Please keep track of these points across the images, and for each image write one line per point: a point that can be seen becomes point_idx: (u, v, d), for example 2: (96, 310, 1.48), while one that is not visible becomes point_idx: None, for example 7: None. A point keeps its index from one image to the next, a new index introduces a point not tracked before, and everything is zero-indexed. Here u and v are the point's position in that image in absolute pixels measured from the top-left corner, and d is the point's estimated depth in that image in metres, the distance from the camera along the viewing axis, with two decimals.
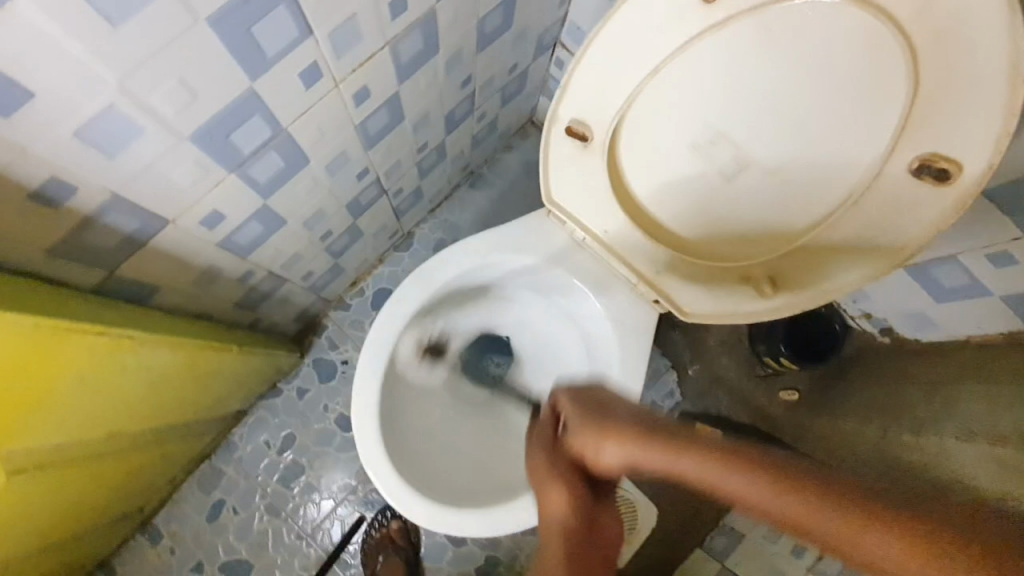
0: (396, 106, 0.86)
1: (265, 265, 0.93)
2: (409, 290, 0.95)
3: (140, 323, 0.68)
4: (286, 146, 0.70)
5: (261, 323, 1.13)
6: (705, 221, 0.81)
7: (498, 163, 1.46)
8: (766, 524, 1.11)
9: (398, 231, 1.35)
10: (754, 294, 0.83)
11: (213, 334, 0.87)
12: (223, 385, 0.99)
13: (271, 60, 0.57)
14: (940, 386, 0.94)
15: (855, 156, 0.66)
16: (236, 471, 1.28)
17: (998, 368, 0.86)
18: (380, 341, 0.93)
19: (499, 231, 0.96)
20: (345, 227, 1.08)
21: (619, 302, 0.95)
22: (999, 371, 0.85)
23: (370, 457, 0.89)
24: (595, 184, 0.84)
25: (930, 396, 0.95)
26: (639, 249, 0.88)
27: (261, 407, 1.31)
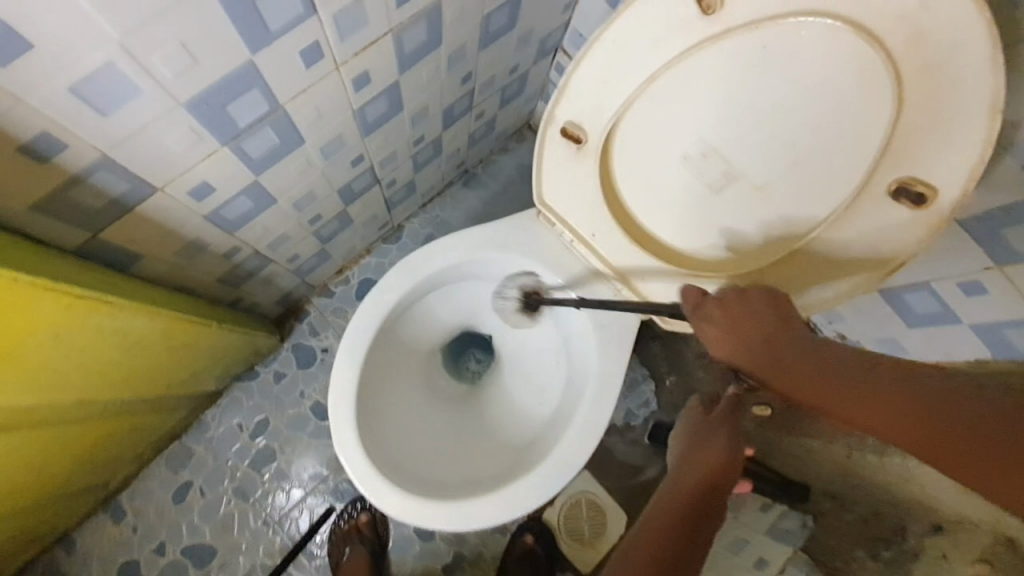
0: (395, 96, 0.87)
1: (252, 243, 0.92)
2: (394, 279, 0.95)
3: (120, 289, 0.67)
4: (283, 123, 0.71)
5: (243, 303, 1.12)
6: (691, 232, 0.83)
7: (494, 163, 1.47)
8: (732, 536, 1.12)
9: (388, 223, 1.35)
10: None
11: (194, 308, 0.87)
12: (199, 360, 0.98)
13: (274, 35, 0.57)
14: None
15: (838, 177, 0.68)
16: (206, 451, 1.27)
17: None
18: (361, 326, 0.93)
19: (489, 227, 0.97)
20: (335, 213, 1.08)
21: (602, 306, 0.96)
22: None
23: (344, 441, 0.89)
24: (586, 188, 0.86)
25: None
26: (626, 254, 0.89)
27: (237, 389, 1.30)
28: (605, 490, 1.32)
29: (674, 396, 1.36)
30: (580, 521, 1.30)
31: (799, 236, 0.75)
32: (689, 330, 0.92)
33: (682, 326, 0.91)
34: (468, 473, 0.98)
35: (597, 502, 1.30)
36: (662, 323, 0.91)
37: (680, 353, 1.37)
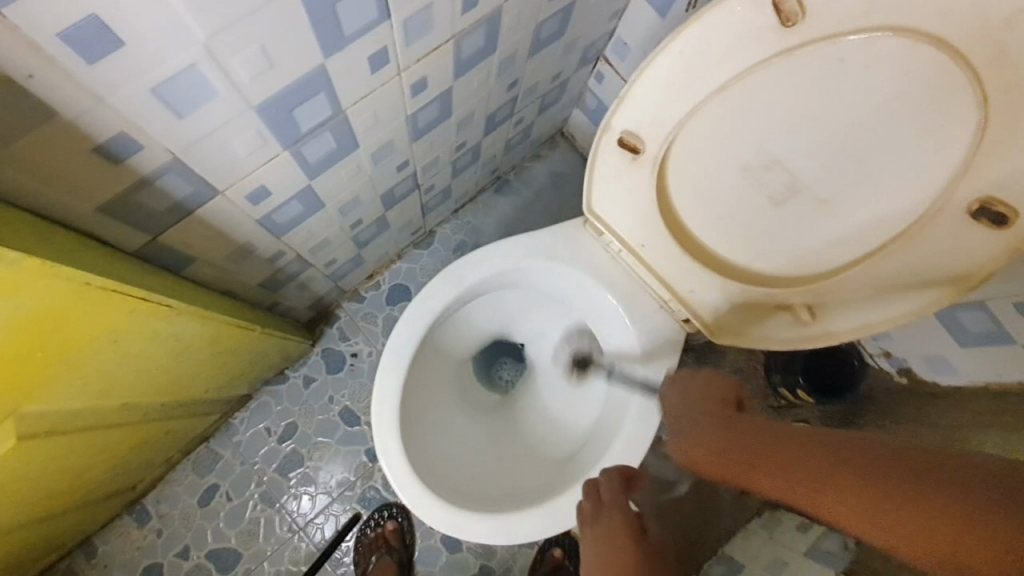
0: (447, 102, 0.85)
1: (296, 247, 0.91)
2: (439, 287, 0.94)
3: (180, 294, 0.67)
4: (342, 128, 0.70)
5: (279, 306, 1.11)
6: (747, 245, 0.81)
7: (526, 170, 1.46)
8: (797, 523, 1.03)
9: (420, 228, 1.34)
10: (790, 321, 0.83)
11: (238, 312, 0.85)
12: (237, 364, 0.97)
13: (347, 39, 0.56)
14: (956, 431, 0.93)
15: (910, 193, 0.65)
16: (232, 456, 1.25)
17: (1017, 415, 0.85)
18: (402, 335, 0.92)
19: (533, 236, 0.96)
20: (374, 218, 1.07)
21: (648, 319, 0.95)
22: (1018, 419, 0.84)
23: (387, 451, 0.87)
24: (639, 198, 0.84)
25: (945, 440, 0.94)
26: (676, 267, 0.88)
27: (265, 393, 1.28)
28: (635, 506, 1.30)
29: None
30: None
31: (866, 252, 0.72)
32: (739, 343, 0.90)
33: (732, 341, 0.89)
34: (506, 486, 0.97)
35: None
36: (710, 336, 0.91)
37: (714, 368, 1.35)
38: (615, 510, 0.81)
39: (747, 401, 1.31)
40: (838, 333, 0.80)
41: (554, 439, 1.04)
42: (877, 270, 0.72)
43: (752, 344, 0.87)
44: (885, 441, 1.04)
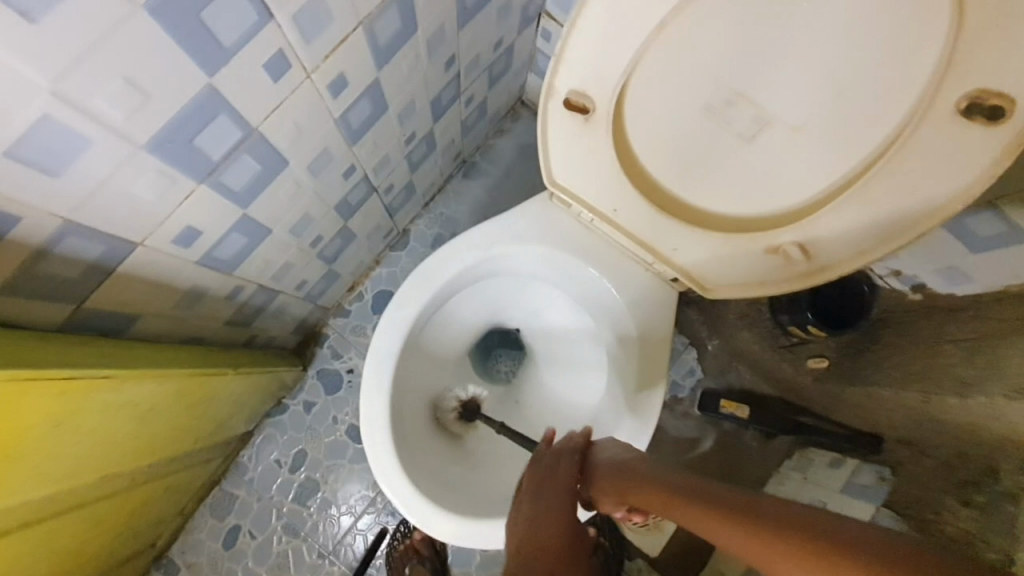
0: (378, 96, 0.79)
1: (254, 278, 0.86)
2: (410, 293, 0.89)
3: (123, 359, 0.63)
4: (260, 149, 0.64)
5: (258, 339, 1.07)
6: (725, 191, 0.74)
7: (491, 148, 1.39)
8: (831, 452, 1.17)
9: (393, 229, 1.29)
10: (785, 262, 0.76)
11: (201, 360, 0.81)
12: (222, 408, 0.94)
13: (230, 51, 0.50)
14: (980, 346, 0.85)
15: (892, 103, 0.58)
16: (248, 493, 1.23)
17: None
18: (380, 350, 0.87)
19: (500, 220, 0.90)
20: (336, 231, 1.01)
21: (636, 287, 0.89)
22: None
23: (385, 473, 0.84)
24: (600, 161, 0.77)
25: (971, 357, 0.86)
26: (655, 228, 0.81)
27: (267, 425, 1.25)
28: None
29: (718, 360, 1.36)
30: None
31: (852, 174, 0.66)
32: (737, 293, 0.83)
33: (727, 293, 0.83)
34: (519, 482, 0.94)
35: None
36: (703, 294, 0.85)
37: (720, 317, 1.32)
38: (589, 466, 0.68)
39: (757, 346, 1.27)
40: (839, 265, 0.73)
41: (563, 422, 1.00)
42: (865, 194, 0.65)
43: (748, 293, 0.81)
44: (909, 365, 0.98)
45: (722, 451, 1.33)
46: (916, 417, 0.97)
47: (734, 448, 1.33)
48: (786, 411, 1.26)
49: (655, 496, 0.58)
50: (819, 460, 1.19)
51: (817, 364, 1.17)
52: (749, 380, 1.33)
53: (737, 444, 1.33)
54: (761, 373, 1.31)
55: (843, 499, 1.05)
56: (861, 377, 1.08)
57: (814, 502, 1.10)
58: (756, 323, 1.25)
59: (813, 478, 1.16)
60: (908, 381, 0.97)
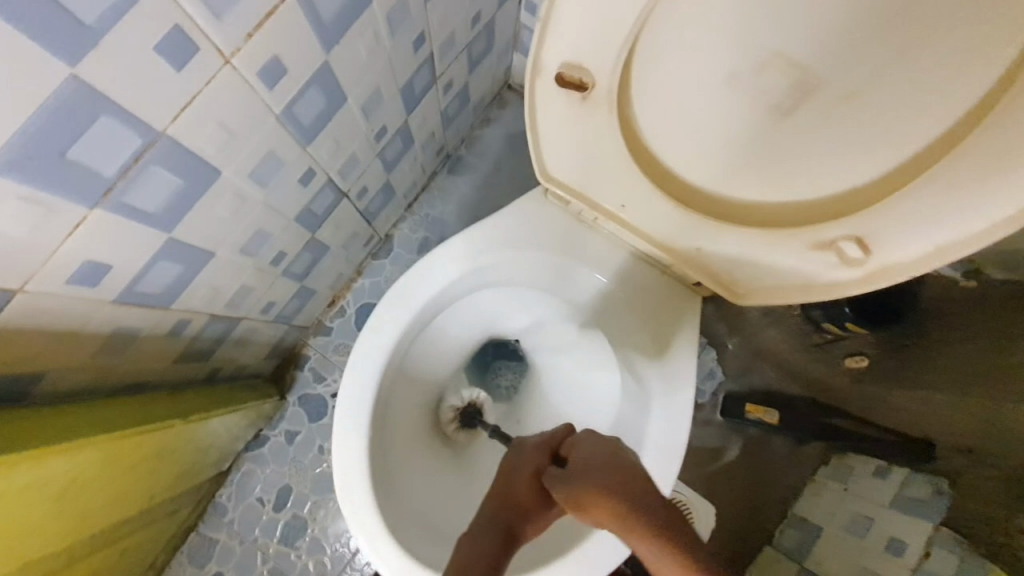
0: (333, 86, 0.65)
1: (203, 308, 0.73)
2: (386, 315, 0.74)
3: (16, 438, 0.51)
4: (175, 158, 0.51)
5: (223, 371, 0.94)
6: (759, 177, 0.59)
7: (478, 139, 1.25)
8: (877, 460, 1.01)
9: (373, 236, 1.15)
10: (836, 262, 0.60)
11: (136, 414, 0.68)
12: (182, 458, 0.81)
13: (98, 32, 0.38)
14: None
15: (997, 52, 0.42)
16: (229, 535, 1.12)
17: None
18: (354, 385, 0.73)
19: (489, 224, 0.76)
20: (302, 245, 0.88)
21: (651, 294, 0.76)
22: None
23: (366, 533, 0.69)
24: (604, 150, 0.63)
25: None
26: (675, 226, 0.67)
27: (247, 460, 1.14)
28: (685, 485, 1.12)
29: (740, 359, 1.16)
30: None
31: (930, 149, 0.50)
32: (775, 299, 0.68)
33: (762, 299, 0.69)
34: None
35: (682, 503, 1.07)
36: (732, 300, 0.71)
37: (740, 313, 1.15)
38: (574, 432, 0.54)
39: (786, 345, 1.12)
40: (905, 265, 0.57)
41: None
42: (949, 172, 0.49)
43: (787, 298, 0.67)
44: (975, 363, 0.87)
45: (747, 462, 1.15)
46: (984, 423, 0.84)
47: (761, 458, 1.15)
48: (817, 412, 1.09)
49: (616, 480, 0.45)
50: (861, 469, 1.04)
51: (856, 362, 1.05)
52: (776, 381, 1.15)
53: (764, 454, 1.15)
54: (789, 372, 1.14)
55: (893, 517, 0.91)
56: (911, 377, 0.97)
57: (861, 519, 0.96)
58: (784, 321, 1.12)
59: (857, 491, 1.01)
60: (975, 382, 0.85)
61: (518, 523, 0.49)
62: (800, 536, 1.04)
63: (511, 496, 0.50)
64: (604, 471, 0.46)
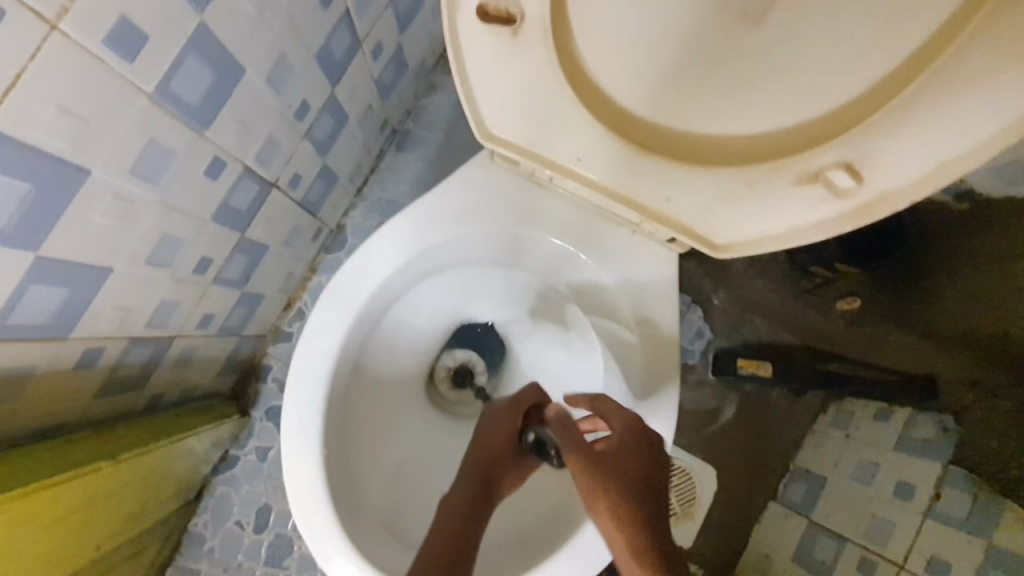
0: (220, 53, 0.55)
1: (118, 334, 0.65)
2: (322, 316, 0.65)
3: None
4: (16, 161, 0.43)
5: (168, 395, 0.85)
6: (728, 108, 0.50)
7: (424, 111, 1.14)
8: (876, 402, 0.97)
9: (321, 228, 1.05)
10: (825, 195, 0.52)
11: (47, 463, 0.61)
12: (125, 500, 0.73)
13: None
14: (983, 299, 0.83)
15: None
16: (210, 566, 1.01)
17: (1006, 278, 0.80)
18: (298, 400, 0.64)
19: (435, 198, 0.67)
20: (231, 247, 0.77)
21: (623, 255, 0.67)
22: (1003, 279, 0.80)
23: (334, 563, 0.61)
24: (547, 95, 0.54)
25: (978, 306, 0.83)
26: (642, 176, 0.58)
27: (217, 484, 1.03)
28: (682, 450, 1.06)
29: (728, 315, 1.07)
30: (667, 496, 0.99)
31: (928, 44, 0.41)
32: (762, 246, 0.59)
33: (745, 247, 0.60)
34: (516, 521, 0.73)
35: (684, 470, 1.01)
36: (714, 252, 0.62)
37: (723, 265, 1.07)
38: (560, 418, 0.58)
39: (774, 293, 1.05)
40: (906, 189, 0.49)
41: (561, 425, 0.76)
42: (955, 68, 0.41)
43: (775, 243, 0.58)
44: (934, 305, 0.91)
45: (748, 418, 1.06)
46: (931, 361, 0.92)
47: (759, 412, 1.06)
48: (814, 360, 1.03)
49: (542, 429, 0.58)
50: (864, 412, 0.98)
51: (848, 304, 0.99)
52: (766, 334, 1.06)
53: (763, 406, 1.06)
54: (781, 323, 1.06)
55: (902, 461, 0.87)
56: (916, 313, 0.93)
57: (866, 465, 0.91)
58: (770, 269, 1.05)
59: (861, 437, 0.95)
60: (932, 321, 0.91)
61: (496, 474, 0.57)
62: (808, 488, 0.99)
63: (484, 451, 0.59)
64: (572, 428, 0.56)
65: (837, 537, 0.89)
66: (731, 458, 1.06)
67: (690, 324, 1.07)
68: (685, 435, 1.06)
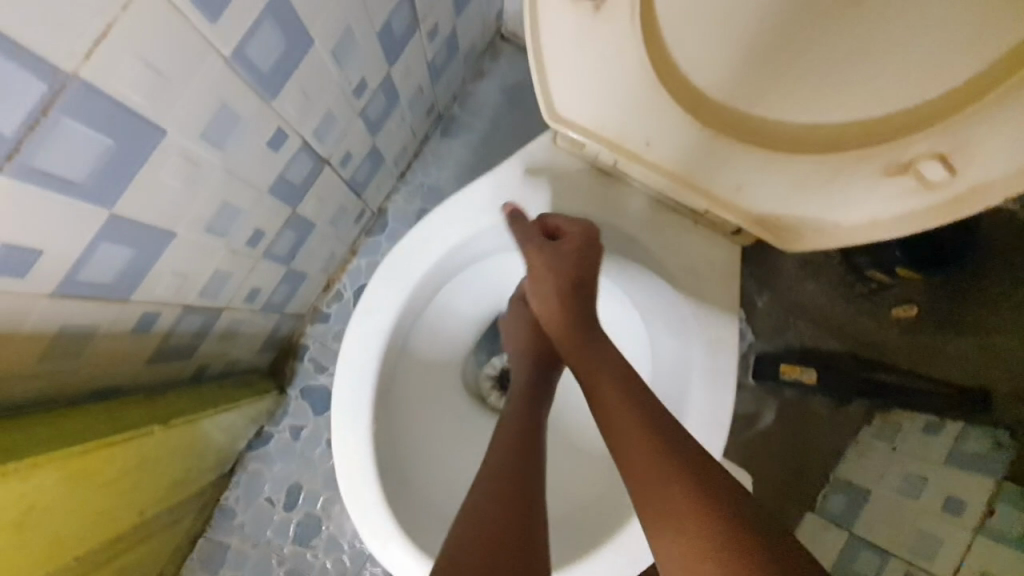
0: (292, 21, 0.54)
1: (174, 301, 0.65)
2: (378, 291, 0.64)
3: None
4: (101, 116, 0.43)
5: (214, 367, 0.85)
6: (814, 92, 0.48)
7: (470, 98, 1.14)
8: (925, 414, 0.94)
9: (364, 211, 1.05)
10: (910, 188, 0.51)
11: (104, 424, 0.61)
12: (172, 467, 0.74)
13: None
14: None
15: None
16: (240, 540, 1.01)
17: None
18: (351, 374, 0.63)
19: (496, 176, 0.65)
20: (282, 222, 0.77)
21: (683, 247, 0.65)
22: None
23: (379, 540, 0.61)
24: (621, 75, 0.53)
25: None
26: (714, 163, 0.57)
27: (251, 460, 1.03)
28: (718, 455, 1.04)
29: (772, 317, 1.04)
30: None
31: None
32: (833, 240, 0.58)
33: (813, 240, 0.59)
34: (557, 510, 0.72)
35: None
36: (779, 244, 0.61)
37: (772, 266, 1.04)
38: (551, 255, 0.60)
39: (828, 297, 1.01)
40: (1001, 186, 0.47)
41: None
42: None
43: (847, 237, 0.57)
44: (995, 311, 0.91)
45: (788, 424, 1.03)
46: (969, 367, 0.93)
47: (800, 419, 1.03)
48: (860, 369, 0.99)
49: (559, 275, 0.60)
50: (910, 425, 0.95)
51: (903, 311, 0.96)
52: (811, 338, 1.03)
53: (804, 413, 1.03)
54: (829, 328, 1.02)
55: (951, 476, 0.83)
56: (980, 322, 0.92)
57: (912, 479, 0.88)
58: (824, 270, 1.01)
59: (908, 449, 0.92)
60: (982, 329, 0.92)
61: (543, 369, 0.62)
62: (846, 501, 0.96)
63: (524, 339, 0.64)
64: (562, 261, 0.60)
65: (878, 550, 0.86)
66: (766, 462, 1.03)
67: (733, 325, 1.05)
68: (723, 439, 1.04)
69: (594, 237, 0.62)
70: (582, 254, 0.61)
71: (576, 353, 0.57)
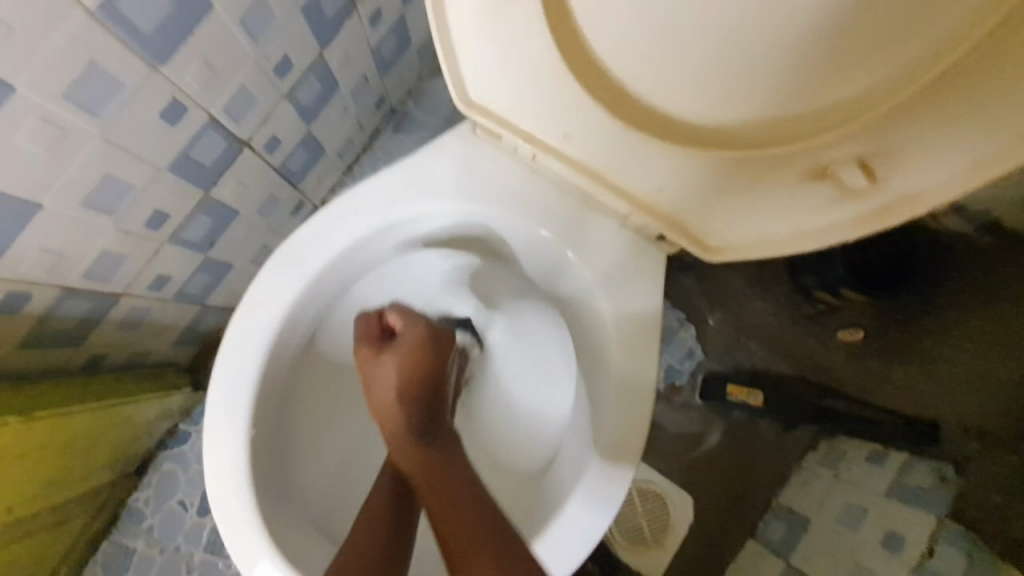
0: None
1: (47, 278, 0.60)
2: (271, 280, 0.59)
3: None
4: None
5: (113, 357, 0.79)
6: (730, 85, 0.44)
7: (426, 93, 1.09)
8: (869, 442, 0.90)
9: (305, 204, 0.98)
10: (833, 196, 0.47)
11: None
12: (41, 459, 0.68)
13: None
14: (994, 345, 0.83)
15: None
16: (147, 545, 0.94)
17: None
18: (231, 368, 0.58)
19: (410, 166, 0.61)
20: (194, 205, 0.71)
21: (609, 253, 0.61)
22: None
23: (245, 555, 0.54)
24: (530, 61, 0.49)
25: None
26: (633, 161, 0.53)
27: (166, 459, 0.97)
28: (659, 474, 0.99)
29: (721, 336, 1.00)
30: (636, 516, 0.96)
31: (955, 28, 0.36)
32: (760, 251, 0.54)
33: (739, 251, 0.55)
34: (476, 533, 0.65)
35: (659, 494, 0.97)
36: (705, 253, 0.56)
37: (722, 282, 1.01)
38: (400, 352, 0.56)
39: (775, 317, 0.99)
40: (926, 194, 0.44)
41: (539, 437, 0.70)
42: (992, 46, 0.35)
43: (773, 249, 0.53)
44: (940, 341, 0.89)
45: (734, 448, 0.99)
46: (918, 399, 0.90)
47: (746, 444, 0.99)
48: (811, 394, 0.95)
49: (417, 358, 0.56)
50: (855, 452, 0.91)
51: (850, 335, 0.94)
52: (761, 359, 0.99)
53: (749, 437, 0.99)
54: (778, 349, 0.98)
55: (889, 508, 0.79)
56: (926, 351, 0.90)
57: (852, 508, 0.83)
58: (772, 289, 0.99)
59: (850, 478, 0.87)
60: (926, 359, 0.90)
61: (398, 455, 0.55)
62: (788, 528, 0.91)
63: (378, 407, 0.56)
64: (416, 362, 0.56)
65: None
66: (708, 486, 0.99)
67: (681, 342, 1.01)
68: (664, 458, 1.00)
69: (448, 343, 0.59)
70: (433, 358, 0.57)
71: (421, 462, 0.52)
